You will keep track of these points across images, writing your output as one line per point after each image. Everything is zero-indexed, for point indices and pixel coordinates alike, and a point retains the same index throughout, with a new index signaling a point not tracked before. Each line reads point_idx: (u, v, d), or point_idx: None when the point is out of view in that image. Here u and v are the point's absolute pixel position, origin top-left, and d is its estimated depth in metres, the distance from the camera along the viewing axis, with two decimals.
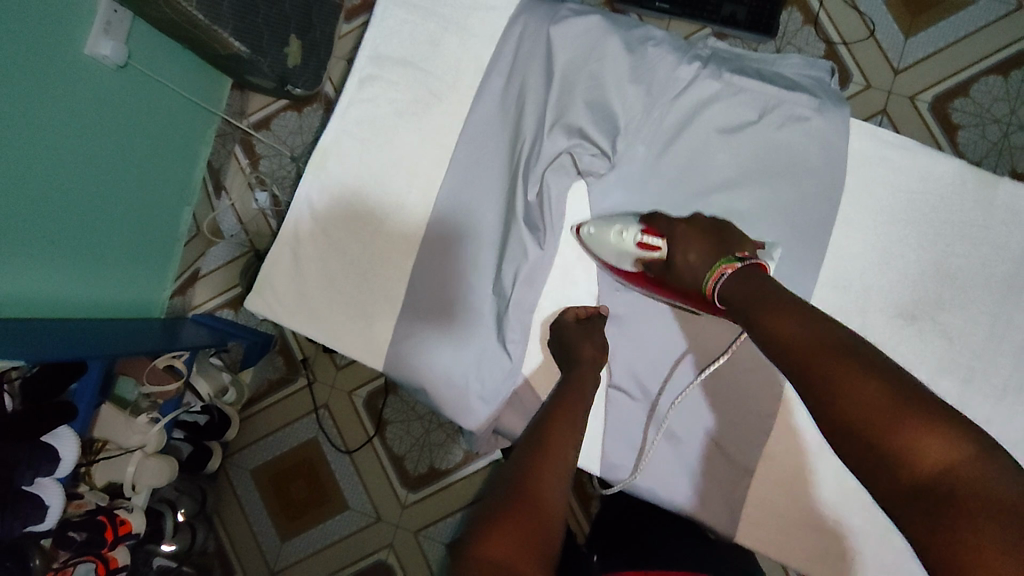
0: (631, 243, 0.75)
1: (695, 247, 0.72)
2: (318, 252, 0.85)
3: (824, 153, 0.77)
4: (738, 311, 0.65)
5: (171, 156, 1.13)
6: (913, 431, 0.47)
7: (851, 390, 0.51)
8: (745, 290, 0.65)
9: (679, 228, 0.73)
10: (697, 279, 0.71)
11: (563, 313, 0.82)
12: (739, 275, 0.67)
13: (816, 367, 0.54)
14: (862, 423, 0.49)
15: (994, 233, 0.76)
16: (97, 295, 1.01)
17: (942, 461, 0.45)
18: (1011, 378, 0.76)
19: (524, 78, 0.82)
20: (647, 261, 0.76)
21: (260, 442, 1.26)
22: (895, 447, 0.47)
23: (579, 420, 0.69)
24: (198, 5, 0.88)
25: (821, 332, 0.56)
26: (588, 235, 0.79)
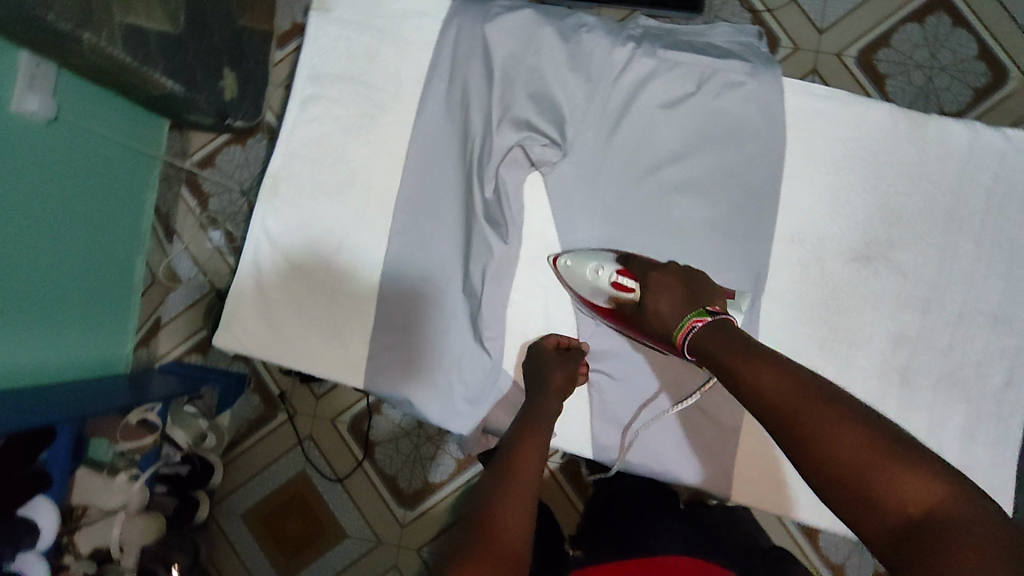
0: (606, 282, 0.78)
1: (667, 297, 0.72)
2: (281, 280, 0.84)
3: (763, 114, 0.80)
4: (713, 362, 0.63)
5: (113, 208, 1.09)
6: (897, 471, 0.46)
7: (827, 433, 0.50)
8: (716, 342, 0.64)
9: (654, 278, 0.74)
10: (667, 327, 0.71)
11: (543, 340, 0.82)
12: (710, 328, 0.66)
13: (795, 414, 0.53)
14: (847, 467, 0.48)
15: (931, 169, 0.79)
16: (54, 358, 0.97)
17: (928, 501, 0.44)
18: (964, 304, 0.79)
19: (465, 79, 0.82)
20: (621, 301, 0.78)
21: (248, 483, 1.23)
22: (882, 491, 0.46)
23: (544, 434, 0.70)
24: (125, 48, 0.86)
25: (797, 381, 0.55)
26: (566, 266, 0.80)
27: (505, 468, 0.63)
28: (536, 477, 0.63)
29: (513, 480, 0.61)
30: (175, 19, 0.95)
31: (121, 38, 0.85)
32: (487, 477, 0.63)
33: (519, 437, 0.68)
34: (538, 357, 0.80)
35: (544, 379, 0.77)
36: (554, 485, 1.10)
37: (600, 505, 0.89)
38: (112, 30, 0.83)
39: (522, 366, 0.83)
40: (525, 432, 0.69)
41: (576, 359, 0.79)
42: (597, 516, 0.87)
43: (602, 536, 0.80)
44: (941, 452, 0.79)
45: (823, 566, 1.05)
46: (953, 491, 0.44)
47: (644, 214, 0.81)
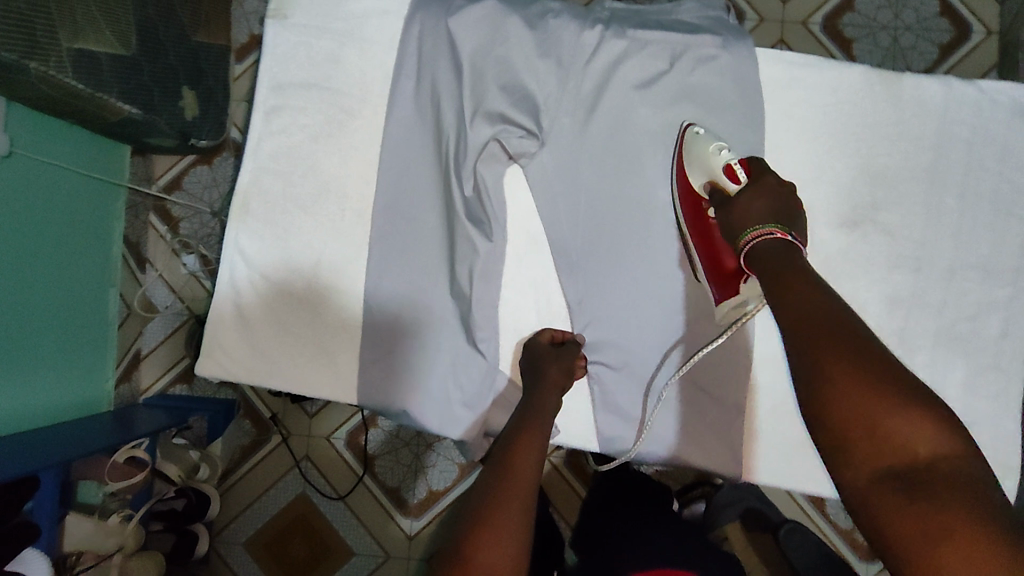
0: (721, 162, 0.72)
1: (761, 201, 0.67)
2: (262, 299, 0.81)
3: (738, 87, 0.79)
4: (759, 271, 0.63)
5: (79, 241, 1.06)
6: (901, 414, 0.48)
7: (841, 369, 0.51)
8: (777, 255, 0.63)
9: (768, 179, 0.69)
10: (741, 221, 0.67)
11: (538, 335, 0.80)
12: (787, 246, 0.63)
13: (814, 339, 0.54)
14: (854, 404, 0.50)
15: (909, 127, 0.79)
16: (30, 403, 0.93)
17: (925, 446, 0.47)
18: (955, 259, 0.78)
19: (433, 76, 0.80)
20: (718, 188, 0.72)
21: (247, 511, 1.20)
22: (884, 430, 0.48)
23: (541, 441, 0.66)
24: (76, 74, 0.82)
25: (824, 309, 0.56)
26: (695, 132, 0.75)
27: (501, 464, 0.62)
28: (531, 485, 0.59)
29: (504, 491, 0.58)
30: (127, 40, 0.91)
31: (71, 63, 0.81)
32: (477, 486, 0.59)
33: (517, 432, 0.67)
34: (532, 353, 0.78)
35: (539, 374, 0.75)
36: (560, 481, 1.09)
37: (603, 505, 0.89)
38: (60, 56, 0.79)
39: (518, 368, 0.81)
40: (519, 435, 0.66)
41: (570, 352, 0.78)
42: (599, 517, 0.87)
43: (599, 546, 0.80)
44: (946, 410, 0.78)
45: (836, 537, 1.04)
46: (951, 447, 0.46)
47: (628, 198, 0.79)
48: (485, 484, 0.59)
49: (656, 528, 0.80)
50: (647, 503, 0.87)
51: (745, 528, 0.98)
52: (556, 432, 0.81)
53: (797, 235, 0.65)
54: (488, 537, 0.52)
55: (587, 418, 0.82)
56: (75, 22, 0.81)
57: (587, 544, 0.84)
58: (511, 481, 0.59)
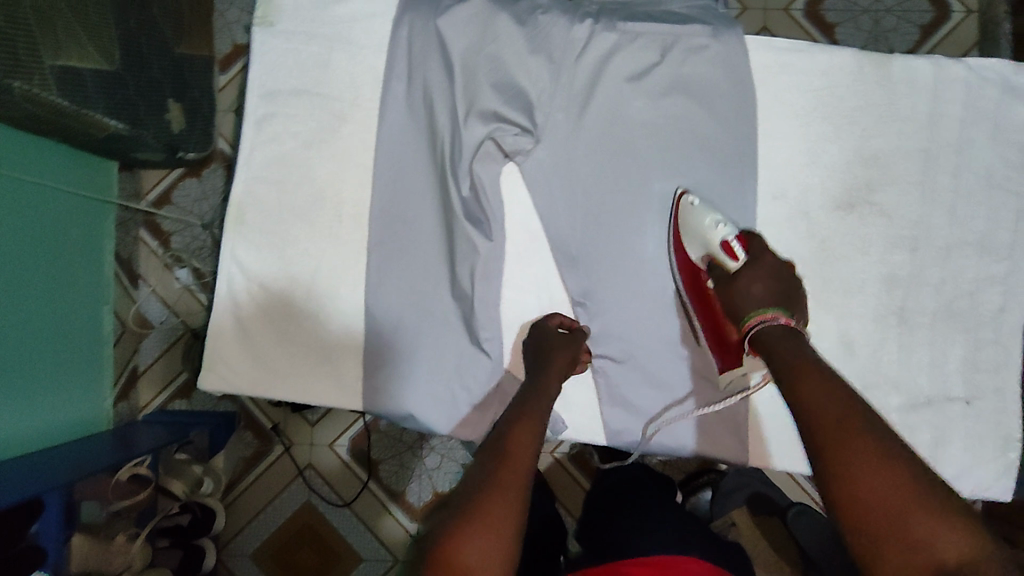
0: (719, 240, 0.72)
1: (764, 282, 0.69)
2: (261, 309, 0.81)
3: (729, 76, 0.79)
4: (772, 364, 0.63)
5: (71, 261, 1.05)
6: (927, 514, 0.45)
7: (861, 468, 0.49)
8: (790, 346, 0.63)
9: (767, 260, 0.71)
10: (744, 301, 0.69)
11: (545, 320, 0.80)
12: (786, 330, 0.66)
13: (832, 434, 0.52)
14: (877, 505, 0.47)
15: (900, 107, 0.79)
16: (29, 427, 0.92)
17: (957, 552, 0.43)
18: (951, 236, 0.79)
19: (424, 76, 0.80)
20: (717, 264, 0.73)
21: (253, 523, 1.19)
22: (909, 533, 0.45)
23: (540, 424, 0.65)
24: (60, 92, 0.82)
25: (846, 405, 0.55)
26: (690, 204, 0.75)
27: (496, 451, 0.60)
28: (527, 471, 0.58)
29: (496, 476, 0.56)
30: (111, 55, 0.90)
31: (54, 80, 0.80)
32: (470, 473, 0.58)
33: (517, 418, 0.65)
34: (542, 337, 0.78)
35: (545, 360, 0.75)
36: (565, 475, 1.09)
37: (606, 496, 0.89)
38: (44, 73, 0.79)
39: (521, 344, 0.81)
40: (519, 420, 0.64)
41: (578, 343, 0.77)
42: (601, 508, 0.87)
43: (601, 536, 0.80)
44: (948, 386, 0.79)
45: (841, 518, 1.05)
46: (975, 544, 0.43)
47: (626, 190, 0.79)
48: (477, 472, 0.57)
49: (664, 514, 0.80)
50: (650, 494, 0.87)
51: (752, 514, 1.00)
52: (563, 427, 0.82)
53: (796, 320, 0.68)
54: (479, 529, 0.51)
55: (594, 412, 0.82)
56: (58, 38, 0.81)
57: (590, 534, 0.84)
58: (504, 469, 0.57)
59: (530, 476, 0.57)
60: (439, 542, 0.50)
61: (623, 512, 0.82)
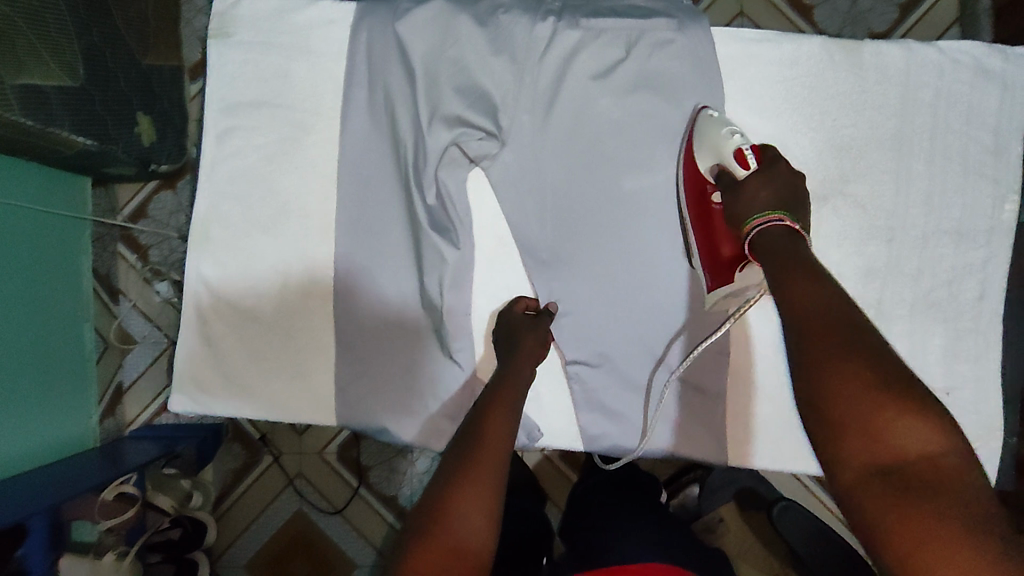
0: (732, 146, 0.71)
1: (770, 188, 0.66)
2: (231, 326, 0.80)
3: (696, 69, 0.77)
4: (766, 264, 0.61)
5: (46, 280, 1.03)
6: (909, 419, 0.46)
7: (847, 373, 0.49)
8: (789, 246, 0.61)
9: (776, 169, 0.68)
10: (747, 206, 0.66)
11: (511, 305, 0.78)
12: (791, 234, 0.62)
13: (820, 340, 0.52)
14: (858, 409, 0.47)
15: (872, 95, 0.78)
16: (16, 450, 0.92)
17: (928, 455, 0.45)
18: (928, 224, 0.78)
19: (385, 82, 0.78)
20: (726, 172, 0.71)
21: (245, 534, 1.18)
22: (893, 433, 0.46)
23: (517, 407, 0.64)
24: (22, 110, 0.80)
25: (835, 310, 0.54)
26: (708, 115, 0.74)
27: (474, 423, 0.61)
28: (506, 447, 0.59)
29: (474, 455, 0.57)
30: (74, 70, 0.88)
31: (16, 100, 0.79)
32: (451, 450, 0.58)
33: (495, 388, 0.66)
34: (508, 322, 0.76)
35: (515, 343, 0.73)
36: (554, 471, 1.08)
37: (590, 495, 0.89)
38: (4, 95, 0.77)
39: (492, 329, 0.79)
40: (497, 394, 0.65)
41: (545, 322, 0.75)
42: (585, 505, 0.87)
43: (582, 536, 0.80)
44: (928, 376, 0.78)
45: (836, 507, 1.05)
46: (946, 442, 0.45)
47: (595, 191, 0.78)
48: (460, 449, 0.57)
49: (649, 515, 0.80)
50: (634, 492, 0.87)
51: (741, 512, 1.00)
52: (540, 434, 0.81)
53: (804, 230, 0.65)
54: (466, 515, 0.52)
55: (570, 417, 0.82)
56: (18, 58, 0.79)
57: (573, 533, 0.83)
58: (482, 447, 0.57)
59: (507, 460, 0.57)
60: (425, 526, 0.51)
61: (610, 510, 0.82)
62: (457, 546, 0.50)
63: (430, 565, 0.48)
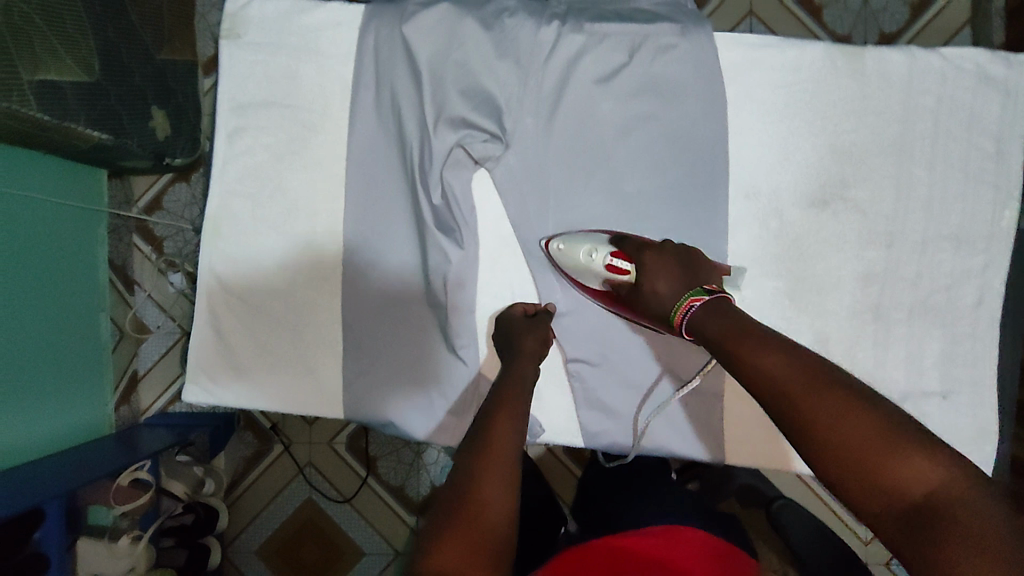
0: (602, 265, 0.75)
1: (662, 274, 0.70)
2: (242, 321, 0.82)
3: (699, 73, 0.78)
4: (712, 339, 0.62)
5: (64, 270, 1.06)
6: (906, 458, 0.46)
7: (835, 427, 0.49)
8: (712, 320, 0.63)
9: (649, 257, 0.72)
10: (666, 308, 0.69)
11: (510, 309, 0.80)
12: (707, 309, 0.64)
13: (795, 399, 0.52)
14: (853, 457, 0.47)
15: (874, 101, 0.78)
16: (37, 437, 0.96)
17: (933, 488, 0.44)
18: (927, 230, 0.78)
19: (392, 84, 0.79)
20: (618, 283, 0.75)
21: (257, 519, 1.22)
22: (903, 483, 0.45)
23: (524, 396, 0.66)
24: (40, 106, 0.82)
25: (798, 364, 0.55)
26: (558, 249, 0.77)
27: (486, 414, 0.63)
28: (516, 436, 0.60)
29: (485, 438, 0.58)
30: (90, 66, 0.90)
31: (34, 96, 0.81)
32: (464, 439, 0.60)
33: (505, 381, 0.68)
34: (508, 325, 0.77)
35: (514, 344, 0.74)
36: (557, 464, 1.11)
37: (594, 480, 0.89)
38: (21, 90, 0.79)
39: (494, 328, 0.82)
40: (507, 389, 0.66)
41: (544, 322, 0.77)
42: (586, 493, 0.88)
43: (595, 517, 0.81)
44: (924, 380, 0.79)
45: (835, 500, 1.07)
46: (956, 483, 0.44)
47: (597, 193, 0.79)
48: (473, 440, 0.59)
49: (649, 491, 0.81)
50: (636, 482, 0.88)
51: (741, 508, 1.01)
52: (541, 430, 0.83)
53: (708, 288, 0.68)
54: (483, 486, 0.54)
55: (570, 414, 0.83)
56: (36, 54, 0.81)
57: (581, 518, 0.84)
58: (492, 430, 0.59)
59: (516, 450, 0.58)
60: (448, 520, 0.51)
61: (612, 494, 0.83)
62: (476, 522, 0.51)
63: (454, 549, 0.49)
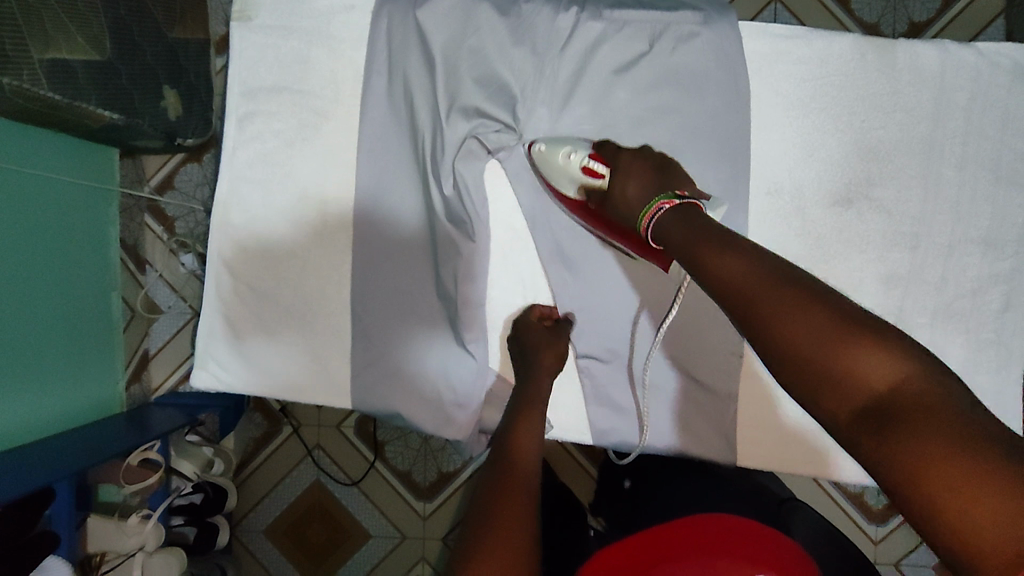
0: (577, 166, 0.73)
1: (634, 178, 0.70)
2: (250, 307, 0.82)
3: (722, 64, 0.75)
4: (673, 250, 0.62)
5: (75, 248, 1.05)
6: (865, 349, 0.45)
7: (794, 323, 0.48)
8: (676, 228, 0.63)
9: (623, 160, 0.72)
10: (632, 211, 0.70)
11: (527, 311, 0.80)
12: (677, 215, 0.64)
13: (757, 303, 0.51)
14: (811, 358, 0.47)
15: (904, 97, 0.75)
16: (47, 416, 0.96)
17: (890, 379, 0.43)
18: (954, 233, 0.76)
19: (405, 71, 0.78)
20: (591, 188, 0.74)
21: (266, 499, 1.23)
22: (853, 369, 0.45)
23: (539, 418, 0.69)
24: (51, 85, 0.81)
25: (756, 269, 0.53)
26: (538, 151, 0.75)
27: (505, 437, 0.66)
28: (532, 460, 0.62)
29: (512, 457, 0.62)
30: (101, 45, 0.89)
31: (45, 74, 0.80)
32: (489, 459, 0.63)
33: (519, 408, 0.70)
34: (526, 338, 0.78)
35: (531, 365, 0.76)
36: (568, 459, 1.10)
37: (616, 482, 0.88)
38: (32, 69, 0.78)
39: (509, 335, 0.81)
40: (521, 414, 0.69)
41: (564, 334, 0.78)
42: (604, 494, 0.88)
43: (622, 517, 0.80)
44: None
45: (845, 500, 1.06)
46: (912, 367, 0.43)
47: None
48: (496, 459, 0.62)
49: (658, 488, 0.81)
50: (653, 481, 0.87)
51: None
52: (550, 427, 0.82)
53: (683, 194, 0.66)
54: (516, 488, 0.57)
55: (579, 411, 0.82)
56: (46, 32, 0.79)
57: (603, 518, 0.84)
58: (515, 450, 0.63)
59: (535, 471, 0.61)
60: (476, 521, 0.54)
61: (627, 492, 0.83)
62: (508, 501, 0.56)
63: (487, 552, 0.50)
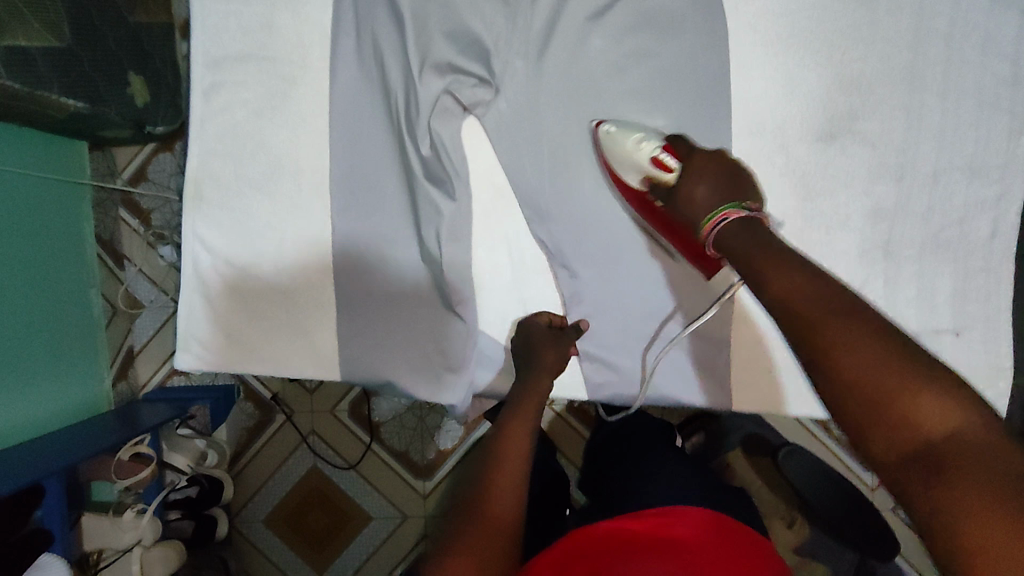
0: (648, 156, 0.70)
1: (705, 181, 0.67)
2: (230, 285, 0.80)
3: (698, 6, 0.74)
4: (736, 255, 0.60)
5: (52, 245, 1.03)
6: (921, 395, 0.42)
7: (852, 355, 0.46)
8: (739, 234, 0.61)
9: (699, 158, 0.68)
10: (696, 213, 0.66)
11: (535, 318, 0.79)
12: (745, 224, 0.61)
13: (817, 330, 0.48)
14: (870, 395, 0.44)
15: (883, 27, 0.74)
16: (34, 417, 0.94)
17: (948, 429, 0.41)
18: (938, 162, 0.75)
19: (373, 30, 0.75)
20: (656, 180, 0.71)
21: (262, 489, 1.21)
22: (910, 413, 0.42)
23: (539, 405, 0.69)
24: (10, 74, 0.77)
25: (820, 291, 0.51)
26: (607, 132, 0.72)
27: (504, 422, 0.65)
28: (526, 436, 0.62)
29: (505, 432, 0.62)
30: (59, 29, 0.85)
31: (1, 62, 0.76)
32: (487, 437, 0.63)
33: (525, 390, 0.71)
34: (531, 331, 0.77)
35: (534, 359, 0.74)
36: (563, 426, 1.09)
37: (608, 441, 0.87)
38: None
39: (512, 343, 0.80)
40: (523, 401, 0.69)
41: (568, 339, 0.76)
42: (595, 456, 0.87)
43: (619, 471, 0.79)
44: (936, 316, 0.77)
45: None
46: (967, 417, 0.41)
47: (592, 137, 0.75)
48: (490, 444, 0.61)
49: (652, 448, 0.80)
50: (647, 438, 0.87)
51: (747, 455, 0.99)
52: None
53: (753, 205, 0.64)
54: (509, 460, 0.59)
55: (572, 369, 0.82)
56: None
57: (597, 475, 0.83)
58: (512, 423, 0.64)
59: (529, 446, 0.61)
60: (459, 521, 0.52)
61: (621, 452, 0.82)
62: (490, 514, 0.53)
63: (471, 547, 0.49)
